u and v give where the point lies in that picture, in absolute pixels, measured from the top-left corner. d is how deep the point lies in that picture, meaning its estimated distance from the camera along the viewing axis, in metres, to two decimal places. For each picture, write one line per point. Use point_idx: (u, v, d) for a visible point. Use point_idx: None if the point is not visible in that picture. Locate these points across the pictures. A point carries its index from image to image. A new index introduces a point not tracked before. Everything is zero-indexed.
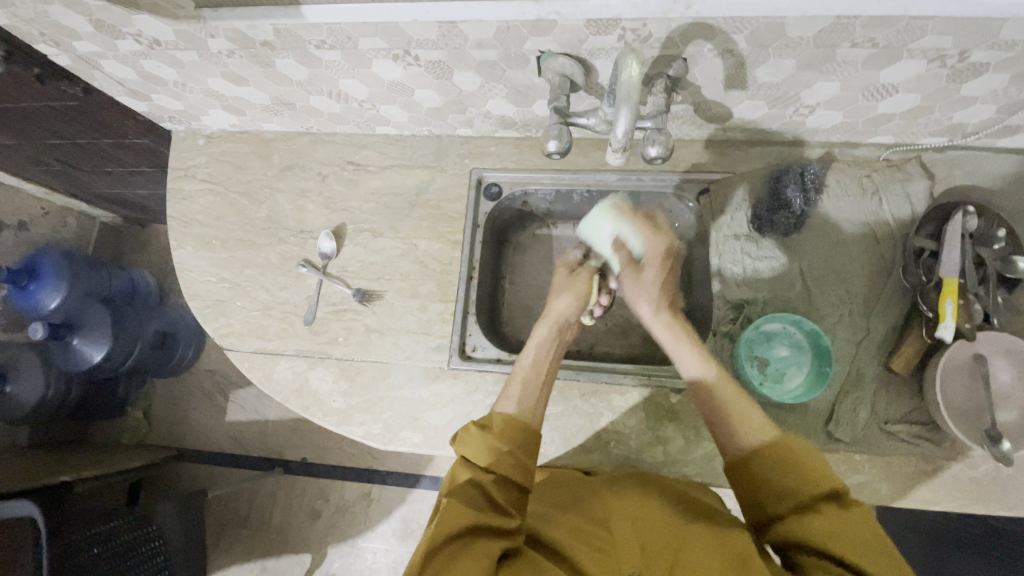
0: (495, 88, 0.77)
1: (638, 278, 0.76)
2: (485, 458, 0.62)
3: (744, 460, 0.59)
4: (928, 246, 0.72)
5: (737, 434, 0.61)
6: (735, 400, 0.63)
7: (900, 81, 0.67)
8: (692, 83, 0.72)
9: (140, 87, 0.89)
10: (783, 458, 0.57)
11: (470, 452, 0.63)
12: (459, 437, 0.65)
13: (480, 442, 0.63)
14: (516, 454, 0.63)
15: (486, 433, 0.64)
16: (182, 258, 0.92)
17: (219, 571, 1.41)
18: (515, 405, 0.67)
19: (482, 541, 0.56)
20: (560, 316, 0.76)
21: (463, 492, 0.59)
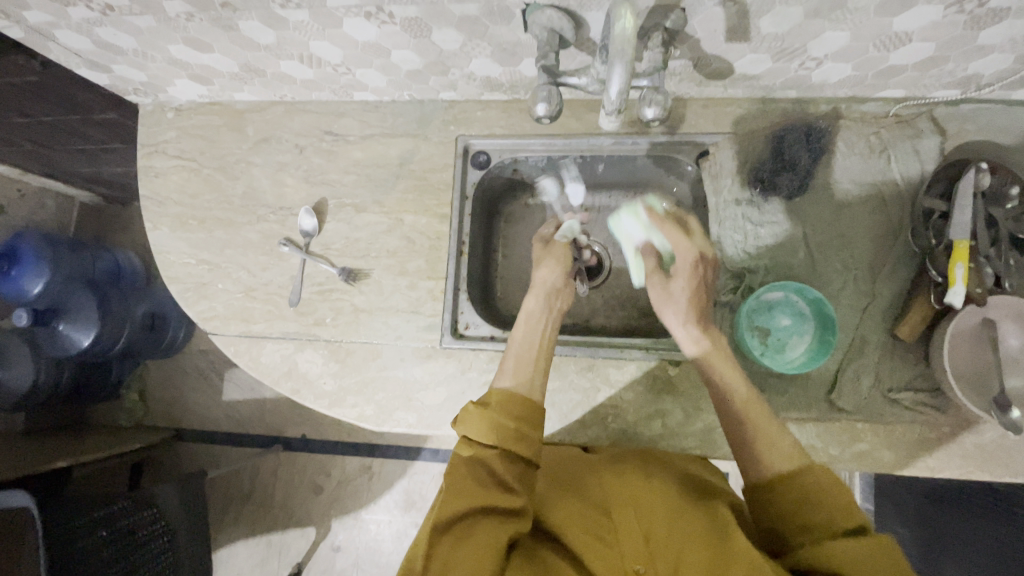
0: (479, 47, 0.71)
1: (666, 289, 0.69)
2: (488, 434, 0.60)
3: (769, 485, 0.56)
4: (938, 207, 0.69)
5: (756, 454, 0.59)
6: (759, 413, 0.61)
7: (914, 29, 0.62)
8: (691, 36, 0.66)
9: (99, 58, 0.83)
10: (809, 489, 0.54)
11: (472, 431, 0.61)
12: (460, 416, 0.63)
13: (480, 419, 0.61)
14: (521, 427, 0.61)
15: (486, 410, 0.62)
16: (158, 240, 0.88)
17: (226, 545, 1.43)
18: (511, 378, 0.66)
19: (487, 525, 0.55)
20: (544, 285, 0.75)
21: (467, 472, 0.58)
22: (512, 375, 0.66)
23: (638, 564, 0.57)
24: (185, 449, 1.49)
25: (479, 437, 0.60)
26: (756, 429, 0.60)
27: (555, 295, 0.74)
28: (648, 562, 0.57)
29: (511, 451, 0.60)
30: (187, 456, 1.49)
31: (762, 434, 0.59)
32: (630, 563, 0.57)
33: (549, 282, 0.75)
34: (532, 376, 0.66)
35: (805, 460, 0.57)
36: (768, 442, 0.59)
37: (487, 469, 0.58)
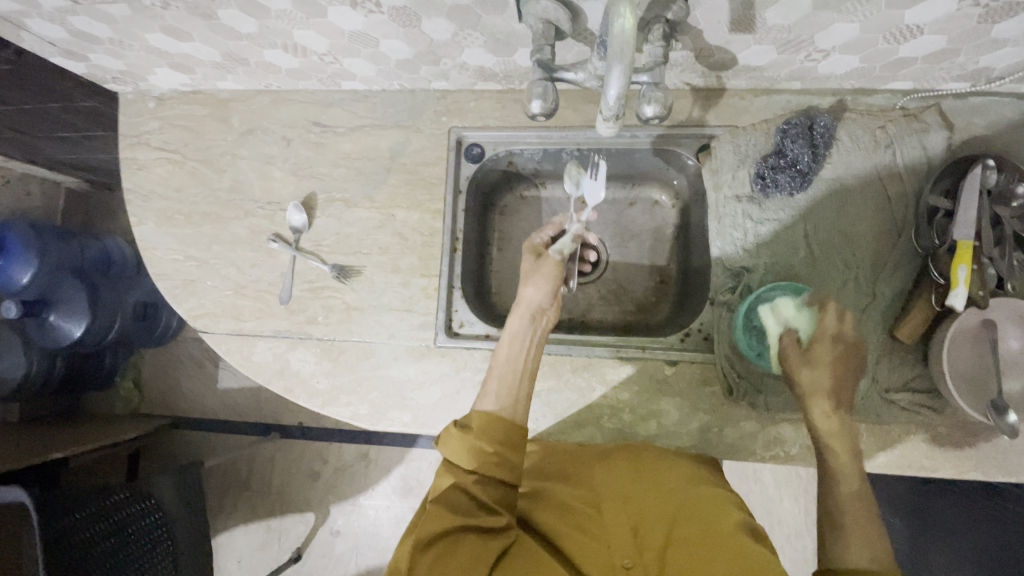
0: (471, 37, 0.68)
1: (808, 360, 0.65)
2: (469, 461, 0.61)
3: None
4: (944, 206, 0.67)
5: (845, 547, 0.57)
6: (860, 527, 0.57)
7: (926, 21, 0.59)
8: (693, 27, 0.63)
9: (75, 47, 0.79)
10: None
11: (454, 456, 0.61)
12: (442, 437, 0.64)
13: (460, 443, 0.61)
14: (500, 452, 0.61)
15: (464, 434, 0.62)
16: (144, 235, 0.86)
17: (226, 530, 1.45)
18: (495, 402, 0.65)
19: (470, 543, 0.57)
20: (531, 303, 0.71)
21: (450, 494, 0.59)
22: (497, 399, 0.65)
23: (627, 557, 0.59)
24: (180, 437, 1.49)
25: (464, 462, 0.61)
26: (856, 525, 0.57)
27: (540, 319, 0.70)
28: (636, 555, 0.59)
29: (491, 476, 0.60)
30: (184, 444, 1.49)
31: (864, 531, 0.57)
32: (618, 559, 0.59)
33: (538, 303, 0.71)
34: (513, 405, 0.64)
35: (890, 567, 0.55)
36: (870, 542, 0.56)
37: (470, 487, 0.60)
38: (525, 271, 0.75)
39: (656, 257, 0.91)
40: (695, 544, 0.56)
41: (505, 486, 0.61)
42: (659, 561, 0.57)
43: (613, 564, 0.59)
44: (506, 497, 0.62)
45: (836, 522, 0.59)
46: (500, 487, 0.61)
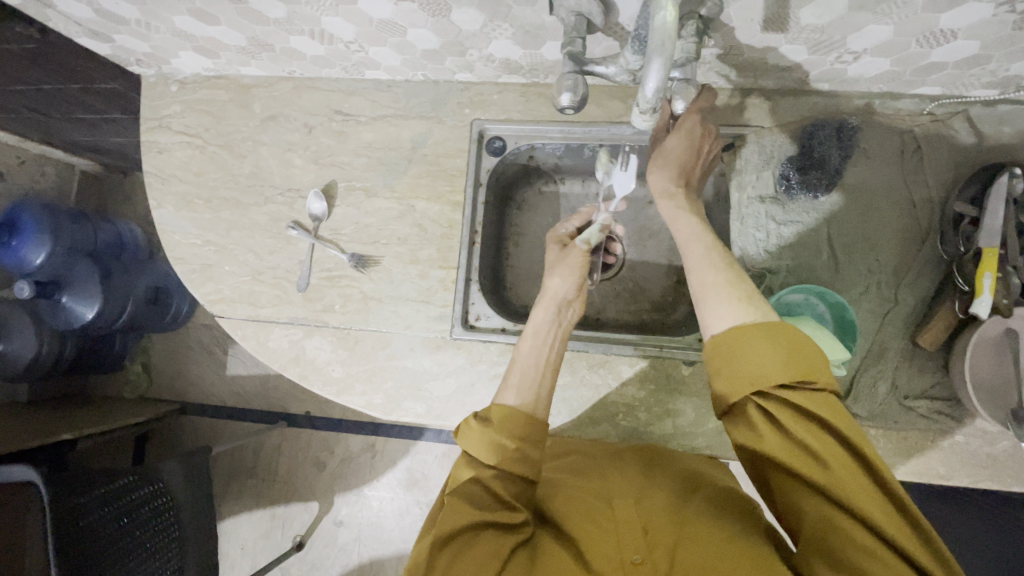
0: (499, 28, 0.68)
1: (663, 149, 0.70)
2: (489, 456, 0.60)
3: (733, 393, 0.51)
4: (970, 213, 0.67)
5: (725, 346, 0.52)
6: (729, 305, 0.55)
7: (962, 26, 0.58)
8: (725, 24, 0.63)
9: (100, 27, 0.79)
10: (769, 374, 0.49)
11: (474, 448, 0.61)
12: (462, 430, 0.64)
13: (481, 438, 0.61)
14: (522, 448, 0.60)
15: (485, 428, 0.61)
16: (163, 218, 0.86)
17: (230, 516, 1.45)
18: (515, 396, 0.64)
19: (486, 540, 0.57)
20: (556, 295, 0.71)
21: (468, 490, 0.59)
22: (519, 393, 0.64)
23: (637, 553, 0.57)
24: (187, 422, 1.49)
25: (482, 456, 0.60)
26: (760, 359, 0.50)
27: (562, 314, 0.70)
28: (646, 552, 0.57)
29: (510, 471, 0.60)
30: (190, 429, 1.49)
31: (775, 355, 0.50)
32: (627, 554, 0.57)
33: (562, 295, 0.70)
34: (536, 397, 0.64)
35: (770, 333, 0.51)
36: (784, 361, 0.49)
37: (488, 481, 0.59)
38: (552, 262, 0.76)
39: (674, 256, 0.90)
40: (709, 538, 0.55)
41: (523, 482, 0.61)
42: (670, 559, 0.55)
43: (621, 561, 0.57)
44: (525, 493, 0.61)
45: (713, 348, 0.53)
46: (519, 484, 0.61)
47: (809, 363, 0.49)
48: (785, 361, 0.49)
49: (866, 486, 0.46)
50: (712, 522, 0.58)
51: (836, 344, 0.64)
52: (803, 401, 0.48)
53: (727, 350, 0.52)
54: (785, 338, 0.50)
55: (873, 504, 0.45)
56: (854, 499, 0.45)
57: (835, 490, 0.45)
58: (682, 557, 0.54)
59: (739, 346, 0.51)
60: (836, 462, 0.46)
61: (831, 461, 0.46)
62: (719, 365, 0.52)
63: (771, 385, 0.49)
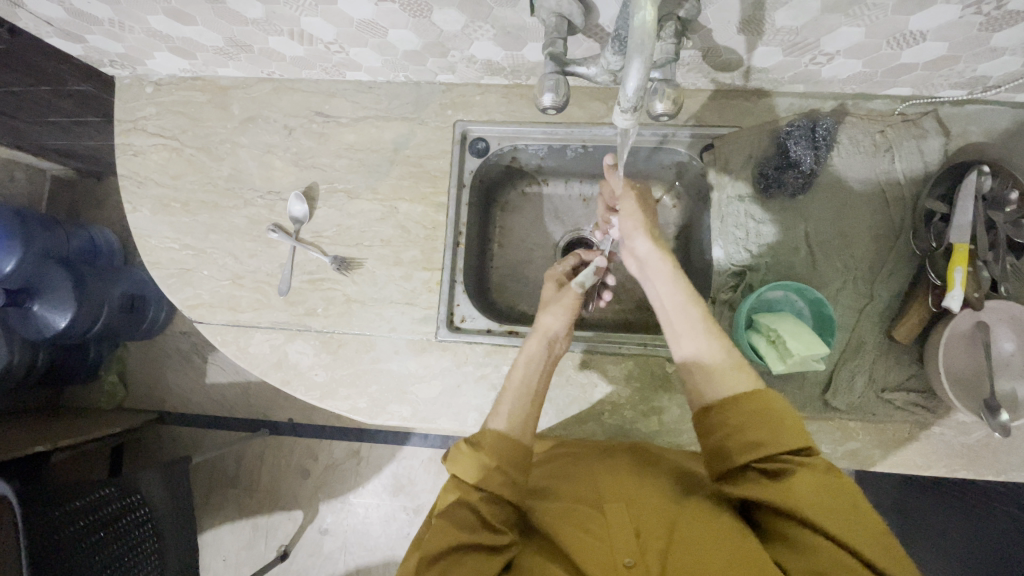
0: (481, 29, 0.68)
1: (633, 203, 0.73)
2: (475, 477, 0.61)
3: (719, 428, 0.57)
4: (940, 210, 0.69)
5: (713, 388, 0.59)
6: (722, 368, 0.60)
7: (930, 28, 0.60)
8: (702, 26, 0.64)
9: (72, 27, 0.77)
10: (757, 419, 0.55)
11: (461, 471, 0.62)
12: (451, 453, 0.65)
13: (470, 459, 0.63)
14: (507, 469, 0.62)
15: (473, 449, 0.63)
16: (138, 222, 0.84)
17: (211, 528, 1.42)
18: (505, 421, 0.65)
19: (474, 560, 0.57)
20: (549, 330, 0.71)
21: (455, 510, 0.60)
22: (508, 421, 0.65)
23: (628, 556, 0.56)
24: (166, 431, 1.45)
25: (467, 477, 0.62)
26: (742, 426, 0.55)
27: (553, 346, 0.71)
28: (638, 555, 0.56)
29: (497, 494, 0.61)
30: (170, 440, 1.45)
31: (753, 416, 0.55)
32: (620, 557, 0.56)
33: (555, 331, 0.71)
34: (525, 423, 0.65)
35: (757, 386, 0.57)
36: (761, 424, 0.54)
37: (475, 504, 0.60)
38: (548, 300, 0.77)
39: None
40: (701, 538, 0.54)
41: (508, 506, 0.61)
42: (661, 563, 0.54)
43: (614, 564, 0.56)
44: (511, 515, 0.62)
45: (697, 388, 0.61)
46: (505, 508, 0.61)
47: (788, 424, 0.54)
48: (767, 418, 0.55)
49: (848, 513, 0.49)
50: (701, 520, 0.57)
51: (817, 340, 0.65)
52: (782, 444, 0.53)
53: (708, 416, 0.59)
54: (762, 403, 0.56)
55: (858, 532, 0.48)
56: (836, 527, 0.48)
57: (819, 521, 0.48)
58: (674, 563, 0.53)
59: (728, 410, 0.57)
60: (826, 498, 0.49)
61: (816, 495, 0.49)
62: (714, 423, 0.57)
63: (759, 435, 0.54)
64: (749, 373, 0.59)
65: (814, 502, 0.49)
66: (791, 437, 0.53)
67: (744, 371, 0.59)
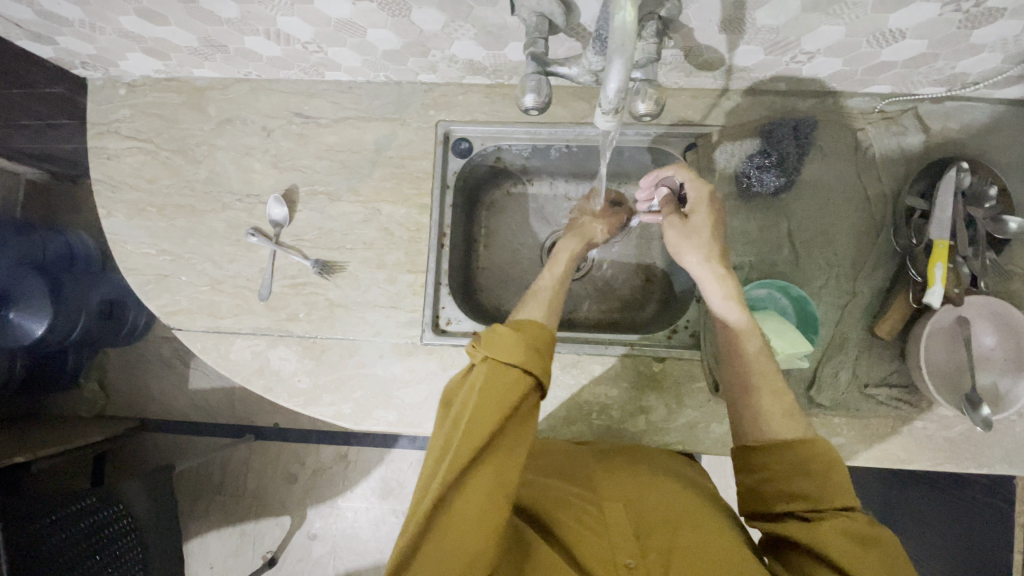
0: (461, 28, 0.67)
1: (688, 225, 0.68)
2: (517, 356, 0.53)
3: (763, 468, 0.57)
4: (920, 206, 0.69)
5: (762, 428, 0.58)
6: (776, 408, 0.58)
7: (909, 25, 0.61)
8: (684, 25, 0.64)
9: (40, 28, 0.75)
10: (805, 469, 0.54)
11: (501, 351, 0.53)
12: (486, 333, 0.55)
13: (512, 342, 0.54)
14: (545, 356, 0.55)
15: (515, 333, 0.55)
16: (113, 227, 0.82)
17: (197, 536, 1.40)
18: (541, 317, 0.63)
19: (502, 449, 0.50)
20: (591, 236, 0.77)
21: (494, 392, 0.51)
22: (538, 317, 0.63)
23: (630, 557, 0.56)
24: (149, 439, 1.43)
25: (514, 359, 0.53)
26: (789, 476, 0.55)
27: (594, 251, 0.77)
28: (639, 556, 0.56)
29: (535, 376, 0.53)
30: (153, 447, 1.43)
31: (800, 466, 0.55)
32: (620, 557, 0.56)
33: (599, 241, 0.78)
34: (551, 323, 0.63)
35: (809, 436, 0.56)
36: (808, 475, 0.54)
37: (524, 395, 0.52)
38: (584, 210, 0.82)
39: (642, 256, 0.92)
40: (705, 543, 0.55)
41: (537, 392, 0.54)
42: (662, 561, 0.55)
43: (615, 563, 0.56)
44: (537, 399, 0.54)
45: (741, 420, 0.60)
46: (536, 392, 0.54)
47: (836, 479, 0.54)
48: (815, 472, 0.54)
49: (879, 565, 0.48)
50: (699, 523, 0.58)
51: (800, 337, 0.65)
52: (826, 496, 0.53)
53: (750, 454, 0.58)
54: (808, 451, 0.55)
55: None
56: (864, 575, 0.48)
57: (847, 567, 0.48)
58: (677, 559, 0.54)
59: (777, 458, 0.56)
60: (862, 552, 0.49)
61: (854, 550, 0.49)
62: (757, 463, 0.57)
63: (802, 485, 0.54)
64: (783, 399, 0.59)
65: (852, 554, 0.49)
66: (837, 493, 0.53)
67: (780, 396, 0.59)
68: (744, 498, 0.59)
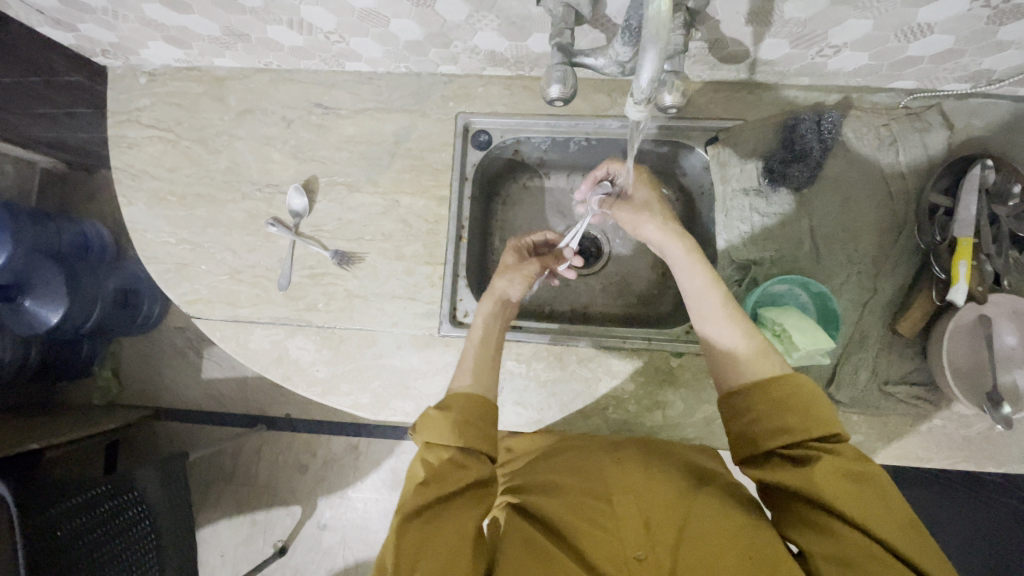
0: (485, 19, 0.67)
1: (634, 202, 0.73)
2: (449, 438, 0.60)
3: (746, 407, 0.57)
4: (944, 203, 0.69)
5: (738, 371, 0.59)
6: (749, 347, 0.59)
7: (938, 20, 0.60)
8: (711, 17, 0.63)
9: (64, 16, 0.76)
10: (784, 403, 0.55)
11: (436, 435, 0.61)
12: (421, 420, 0.63)
13: (443, 424, 0.61)
14: (480, 426, 0.62)
15: (446, 413, 0.62)
16: (133, 216, 0.82)
17: (208, 524, 1.41)
18: (470, 379, 0.66)
19: (458, 508, 0.56)
20: (502, 294, 0.75)
21: (436, 474, 0.58)
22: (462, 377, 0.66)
23: (639, 549, 0.55)
24: (162, 427, 1.44)
25: (448, 443, 0.60)
26: (770, 412, 0.55)
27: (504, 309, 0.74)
28: (648, 548, 0.55)
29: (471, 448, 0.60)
30: (165, 435, 1.44)
31: (779, 401, 0.55)
32: (630, 550, 0.55)
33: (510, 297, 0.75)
34: (489, 382, 0.66)
35: (784, 371, 0.57)
36: (788, 410, 0.55)
37: (465, 474, 0.58)
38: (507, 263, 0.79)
39: None
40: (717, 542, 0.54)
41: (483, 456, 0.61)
42: (673, 557, 0.53)
43: (624, 558, 0.55)
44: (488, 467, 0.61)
45: (719, 369, 0.61)
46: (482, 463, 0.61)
47: (816, 412, 0.54)
48: (794, 408, 0.54)
49: (869, 499, 0.49)
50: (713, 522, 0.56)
51: (821, 333, 0.65)
52: (808, 431, 0.53)
53: (732, 399, 0.58)
54: (790, 391, 0.55)
55: (879, 512, 0.49)
56: (858, 513, 0.49)
57: (841, 507, 0.49)
58: (685, 558, 0.53)
59: (757, 399, 0.56)
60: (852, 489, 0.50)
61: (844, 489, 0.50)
62: (739, 409, 0.57)
63: (782, 424, 0.54)
64: (777, 363, 0.58)
65: (842, 492, 0.50)
66: (819, 423, 0.53)
67: (767, 357, 0.59)
68: (733, 448, 0.59)
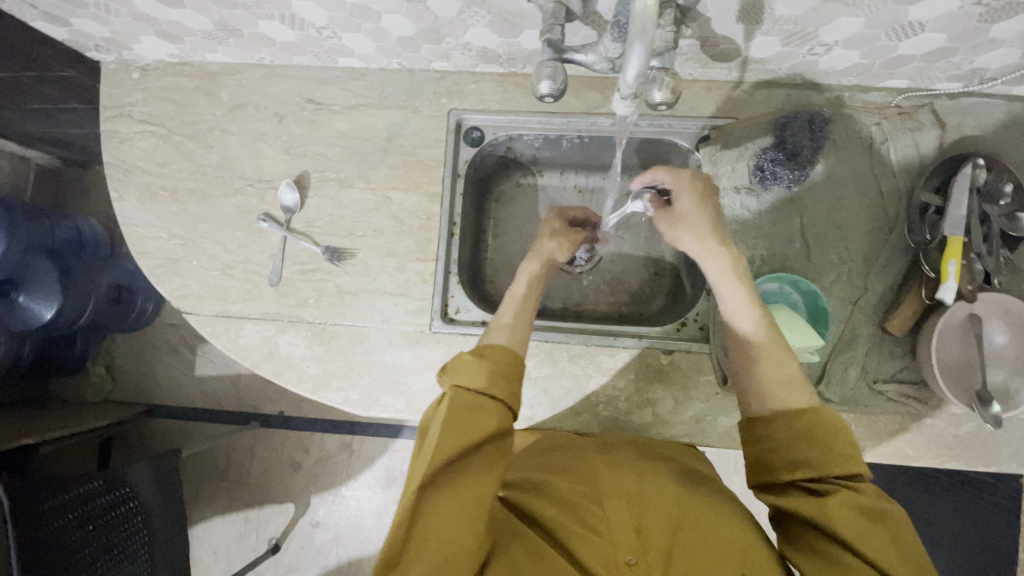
0: (477, 15, 0.67)
1: (673, 215, 0.69)
2: (482, 384, 0.58)
3: (770, 436, 0.56)
4: (934, 202, 0.69)
5: (764, 397, 0.58)
6: (775, 373, 0.58)
7: (929, 18, 0.60)
8: (702, 14, 0.63)
9: (56, 9, 0.75)
10: (810, 437, 0.54)
11: (467, 377, 0.58)
12: (451, 362, 0.60)
13: (475, 366, 0.58)
14: (510, 380, 0.60)
15: (480, 360, 0.59)
16: (124, 210, 0.82)
17: (202, 521, 1.41)
18: (506, 336, 0.65)
19: (476, 471, 0.55)
20: (550, 255, 0.74)
21: (462, 420, 0.55)
22: (500, 334, 0.65)
23: (629, 553, 0.56)
24: (155, 424, 1.43)
25: (477, 386, 0.57)
26: (795, 445, 0.54)
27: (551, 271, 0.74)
28: (639, 553, 0.56)
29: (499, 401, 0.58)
30: (159, 432, 1.44)
31: (805, 434, 0.54)
32: (620, 555, 0.56)
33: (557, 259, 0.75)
34: (522, 338, 0.65)
35: (813, 404, 0.56)
36: (812, 443, 0.54)
37: (489, 425, 0.56)
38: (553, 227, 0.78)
39: (651, 249, 0.92)
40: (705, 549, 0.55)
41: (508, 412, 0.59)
42: (663, 564, 0.54)
43: (614, 562, 0.55)
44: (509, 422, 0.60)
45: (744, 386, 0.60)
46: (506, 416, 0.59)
47: (842, 448, 0.53)
48: (821, 444, 0.53)
49: (885, 541, 0.49)
50: (701, 527, 0.57)
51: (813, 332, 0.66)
52: (833, 466, 0.52)
53: (755, 426, 0.58)
54: (819, 424, 0.54)
55: (893, 555, 0.49)
56: (874, 554, 0.49)
57: (858, 543, 0.49)
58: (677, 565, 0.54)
59: (785, 432, 0.55)
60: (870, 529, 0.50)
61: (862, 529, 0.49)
62: (764, 435, 0.56)
63: (806, 458, 0.53)
64: (805, 393, 0.57)
65: (860, 531, 0.49)
66: (844, 462, 0.53)
67: (796, 388, 0.58)
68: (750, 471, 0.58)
